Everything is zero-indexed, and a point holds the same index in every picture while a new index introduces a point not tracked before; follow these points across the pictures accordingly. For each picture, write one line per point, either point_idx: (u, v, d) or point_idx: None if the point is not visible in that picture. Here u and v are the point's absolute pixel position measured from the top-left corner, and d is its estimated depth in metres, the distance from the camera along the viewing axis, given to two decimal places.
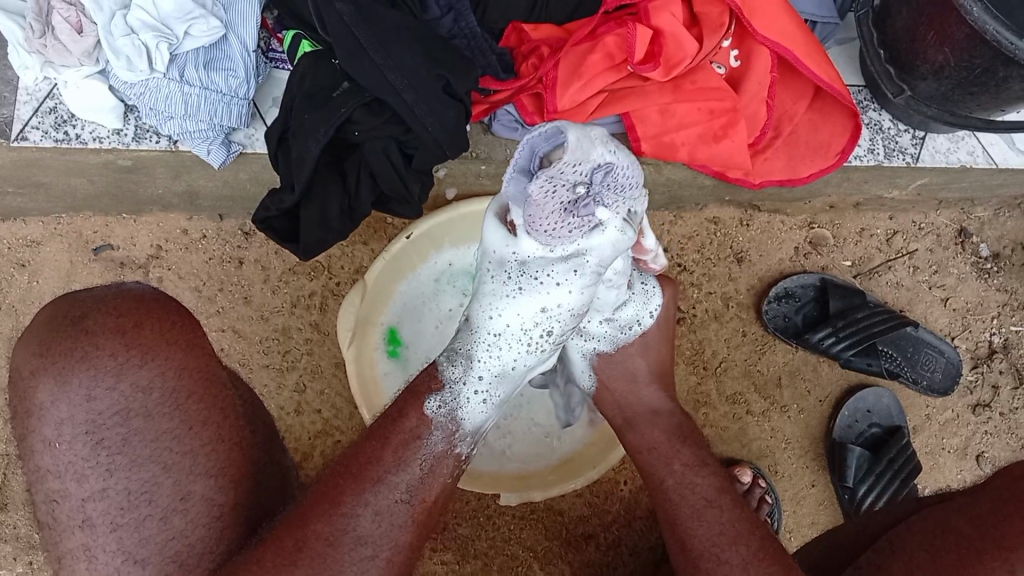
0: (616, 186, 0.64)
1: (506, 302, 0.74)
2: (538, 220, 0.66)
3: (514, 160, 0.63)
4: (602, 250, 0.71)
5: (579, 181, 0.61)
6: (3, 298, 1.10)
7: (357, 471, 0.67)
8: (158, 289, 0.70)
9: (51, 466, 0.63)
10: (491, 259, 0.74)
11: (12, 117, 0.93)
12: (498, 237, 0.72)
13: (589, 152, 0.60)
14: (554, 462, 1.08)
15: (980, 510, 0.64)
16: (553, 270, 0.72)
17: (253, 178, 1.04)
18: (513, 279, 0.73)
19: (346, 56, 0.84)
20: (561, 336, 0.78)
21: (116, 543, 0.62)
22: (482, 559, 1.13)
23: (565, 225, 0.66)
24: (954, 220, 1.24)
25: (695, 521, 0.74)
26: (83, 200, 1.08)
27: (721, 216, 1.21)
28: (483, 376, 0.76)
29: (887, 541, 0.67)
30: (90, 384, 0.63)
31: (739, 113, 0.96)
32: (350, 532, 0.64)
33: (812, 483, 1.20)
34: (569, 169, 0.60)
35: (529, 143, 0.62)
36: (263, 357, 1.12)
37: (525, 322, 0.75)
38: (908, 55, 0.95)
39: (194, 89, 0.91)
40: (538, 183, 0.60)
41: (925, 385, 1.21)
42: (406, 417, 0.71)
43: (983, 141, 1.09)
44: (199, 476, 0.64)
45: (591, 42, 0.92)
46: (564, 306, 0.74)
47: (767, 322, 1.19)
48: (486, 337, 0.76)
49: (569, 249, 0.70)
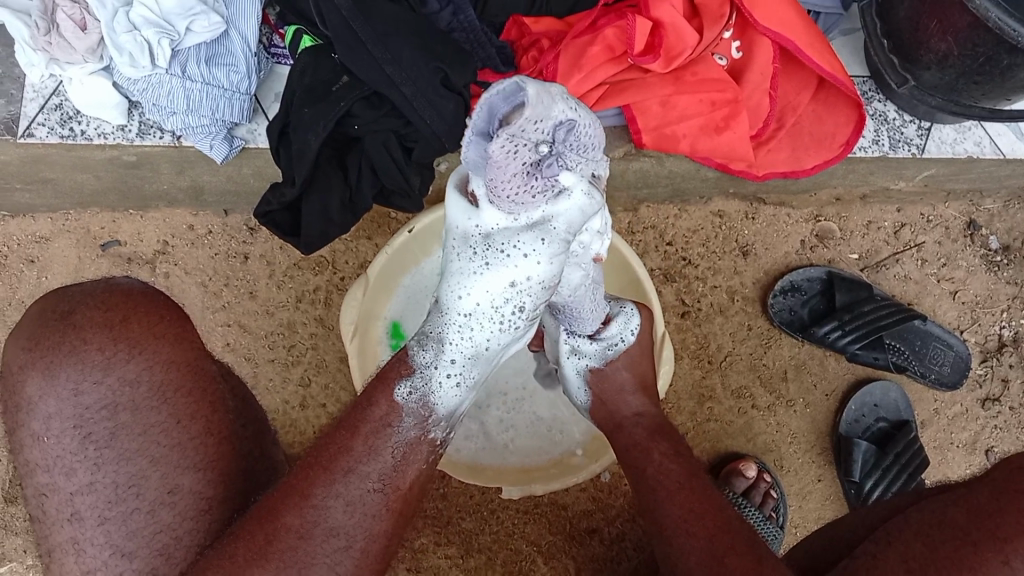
0: (581, 146, 0.58)
1: (474, 278, 0.70)
2: (499, 184, 0.59)
3: (472, 121, 0.55)
4: (570, 215, 0.65)
5: (542, 141, 0.55)
6: (14, 293, 1.12)
7: (328, 462, 0.67)
8: (146, 285, 0.72)
9: (39, 460, 0.65)
10: (455, 236, 0.70)
11: (18, 114, 0.94)
12: (462, 211, 0.68)
13: (551, 107, 0.54)
14: (557, 456, 1.08)
15: (977, 503, 0.63)
16: (519, 240, 0.67)
17: (257, 173, 1.04)
18: (479, 254, 0.69)
19: (345, 50, 0.85)
20: (534, 312, 0.73)
21: (103, 536, 0.63)
22: (486, 553, 1.13)
23: (528, 189, 0.60)
24: (963, 212, 1.23)
25: (670, 501, 0.74)
26: (90, 196, 1.09)
27: (726, 209, 1.20)
28: (455, 359, 0.74)
29: (884, 532, 0.67)
30: (77, 378, 0.65)
31: (741, 105, 0.96)
32: (322, 524, 0.64)
33: (817, 478, 1.19)
34: (531, 126, 0.53)
35: (487, 103, 0.53)
36: (269, 352, 1.13)
37: (494, 299, 0.70)
38: (911, 45, 0.94)
39: (195, 83, 0.92)
40: (499, 143, 0.53)
41: (933, 377, 1.20)
42: (376, 404, 0.71)
43: (990, 131, 1.08)
44: (187, 469, 0.65)
45: (590, 35, 0.92)
46: (533, 279, 0.69)
47: (773, 316, 1.18)
48: (456, 318, 0.73)
49: (533, 216, 0.65)
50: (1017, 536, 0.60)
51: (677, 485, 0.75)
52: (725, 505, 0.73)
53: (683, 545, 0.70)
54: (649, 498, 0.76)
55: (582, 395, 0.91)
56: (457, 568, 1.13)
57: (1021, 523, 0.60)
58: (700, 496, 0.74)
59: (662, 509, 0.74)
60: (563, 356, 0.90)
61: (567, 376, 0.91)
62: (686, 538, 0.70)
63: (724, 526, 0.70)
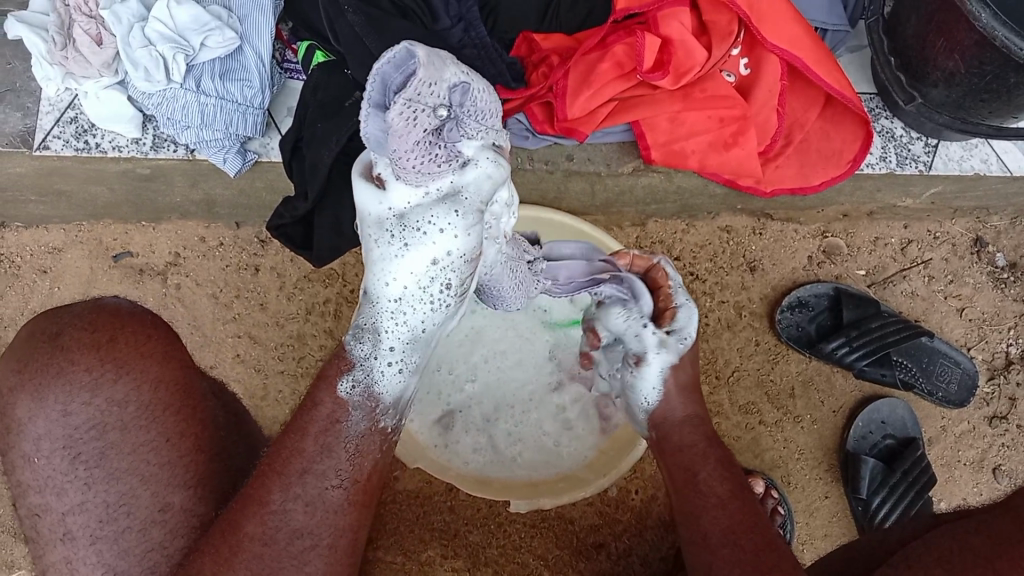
0: (479, 112, 0.61)
1: (397, 262, 0.69)
2: (403, 158, 0.59)
3: (367, 94, 0.55)
4: (479, 186, 0.66)
5: (440, 105, 0.57)
6: (26, 304, 1.12)
7: (281, 466, 0.68)
8: (133, 302, 0.73)
9: (31, 480, 0.66)
10: (370, 225, 0.68)
11: (35, 127, 0.95)
12: (372, 197, 0.67)
13: (442, 70, 0.56)
14: (564, 470, 1.07)
15: (1000, 529, 0.64)
16: (432, 216, 0.66)
17: (269, 186, 1.05)
18: (397, 237, 0.68)
19: (358, 65, 0.87)
20: (464, 288, 0.71)
21: (96, 555, 0.65)
22: (493, 567, 1.13)
23: (431, 158, 0.61)
24: (970, 229, 1.23)
25: (710, 516, 0.76)
26: (104, 207, 1.10)
27: (734, 225, 1.21)
28: (395, 347, 0.72)
29: (901, 556, 0.67)
30: (65, 399, 0.66)
31: (750, 121, 0.97)
32: (284, 528, 0.66)
33: (825, 494, 1.19)
34: (426, 90, 0.55)
35: (380, 74, 0.55)
36: (278, 364, 1.13)
37: (420, 279, 0.69)
38: (919, 62, 0.95)
39: (210, 98, 0.93)
40: (398, 109, 0.54)
41: (940, 396, 1.20)
42: (320, 404, 0.71)
43: (997, 149, 1.08)
44: (177, 488, 0.67)
45: (600, 51, 0.93)
46: (454, 253, 0.68)
47: (780, 331, 1.18)
48: (387, 305, 0.71)
49: (442, 188, 0.65)
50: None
51: (716, 500, 0.77)
52: (766, 524, 0.75)
53: (727, 557, 0.72)
54: (692, 504, 0.77)
55: (651, 395, 0.86)
56: None
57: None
58: (740, 511, 0.76)
59: (701, 520, 0.76)
60: (639, 354, 0.85)
61: (639, 370, 0.86)
62: (730, 551, 0.72)
63: (771, 543, 0.73)
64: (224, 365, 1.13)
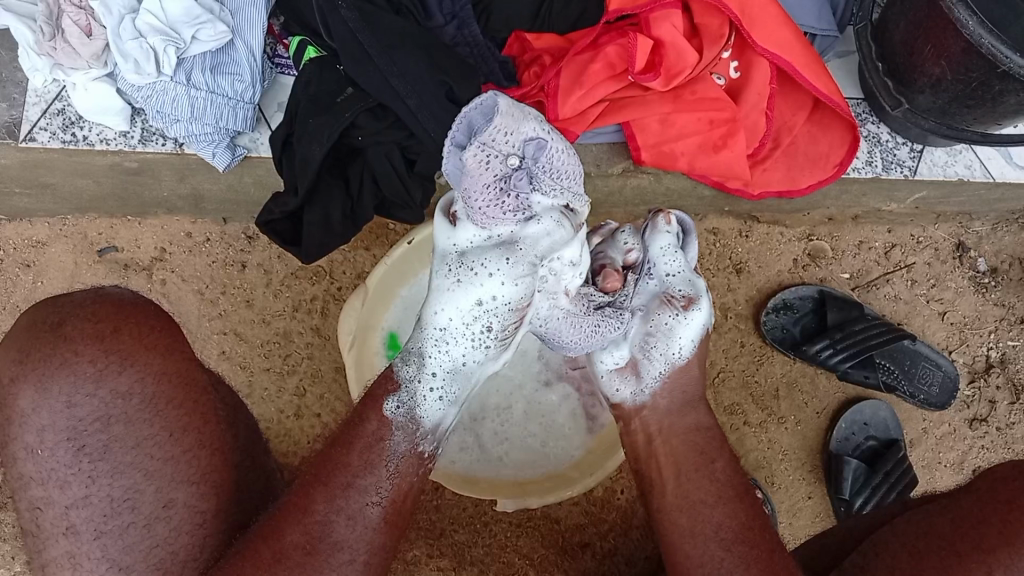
0: (551, 170, 0.71)
1: (447, 295, 0.75)
2: (474, 198, 0.70)
3: (452, 135, 0.69)
4: (536, 240, 0.72)
5: (510, 152, 0.69)
6: (8, 298, 1.11)
7: (325, 478, 0.71)
8: (137, 293, 0.72)
9: (34, 472, 0.65)
10: (437, 257, 0.77)
11: (20, 118, 0.94)
12: (444, 233, 0.76)
13: (518, 124, 0.69)
14: (551, 469, 1.08)
15: (963, 512, 0.70)
16: (486, 260, 0.73)
17: (257, 181, 1.05)
18: (453, 271, 0.75)
19: (351, 61, 0.87)
20: (505, 333, 0.76)
21: (100, 549, 0.64)
22: (478, 566, 1.13)
23: (499, 205, 0.70)
24: (952, 234, 1.25)
25: (723, 508, 0.77)
26: (90, 201, 1.09)
27: (721, 227, 1.22)
28: (436, 372, 0.77)
29: (870, 543, 0.73)
30: (70, 391, 0.65)
31: (739, 124, 0.98)
32: (326, 538, 0.68)
33: (808, 495, 1.20)
34: (500, 138, 0.68)
35: (467, 118, 0.68)
36: (264, 361, 1.13)
37: (464, 316, 0.75)
38: (906, 69, 0.97)
39: (200, 92, 0.92)
40: (473, 149, 0.67)
41: (922, 398, 1.21)
42: (367, 420, 0.75)
43: (980, 155, 1.10)
44: (181, 484, 0.66)
45: (592, 52, 0.94)
46: (499, 299, 0.74)
47: (765, 332, 1.20)
48: (433, 333, 0.77)
49: (503, 235, 0.73)
50: (1000, 547, 0.66)
51: (732, 493, 0.78)
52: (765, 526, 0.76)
53: (744, 554, 0.73)
54: (695, 495, 0.78)
55: (687, 347, 0.88)
56: None
57: (1000, 534, 0.67)
58: (753, 506, 0.78)
59: (711, 512, 0.76)
60: (695, 297, 0.88)
61: (685, 316, 0.87)
62: (746, 548, 0.74)
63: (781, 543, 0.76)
64: (209, 362, 1.12)
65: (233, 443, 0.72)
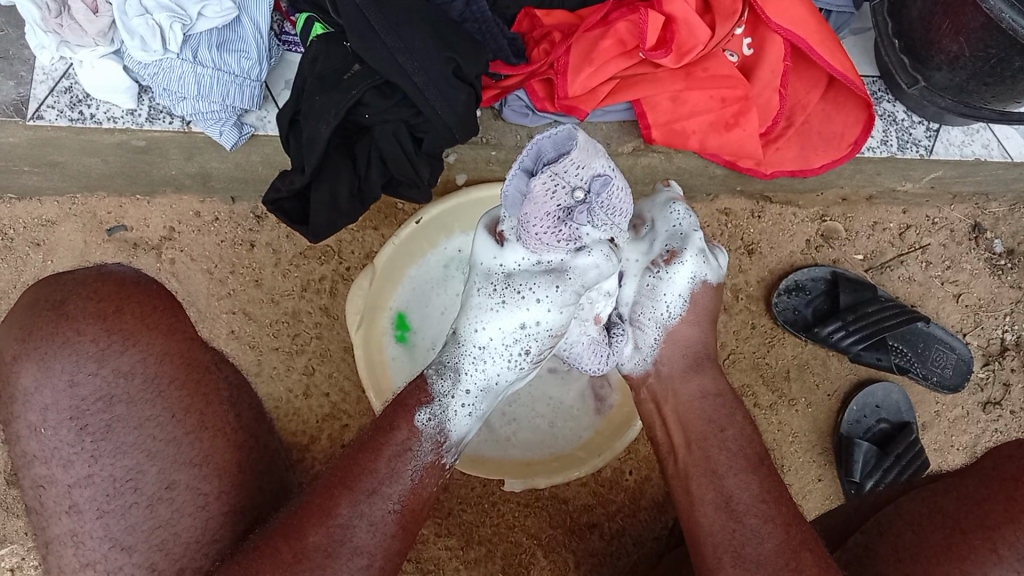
0: (609, 207, 0.72)
1: (490, 315, 0.79)
2: (532, 222, 0.70)
3: (521, 159, 0.67)
4: (585, 272, 0.78)
5: (579, 187, 0.68)
6: (18, 276, 1.11)
7: (351, 482, 0.69)
8: (140, 271, 0.73)
9: (37, 451, 0.65)
10: (479, 273, 0.80)
11: (28, 96, 0.94)
12: (488, 249, 0.79)
13: (592, 159, 0.68)
14: (557, 450, 1.08)
15: (969, 489, 0.69)
16: (535, 285, 0.78)
17: (265, 160, 1.04)
18: (498, 292, 0.79)
19: (357, 39, 0.85)
20: (538, 355, 0.82)
21: (103, 529, 0.64)
22: (486, 545, 1.13)
23: (555, 232, 0.72)
24: (968, 215, 1.23)
25: (735, 479, 0.76)
26: (98, 179, 1.08)
27: (733, 207, 1.20)
28: (470, 390, 0.80)
29: (878, 522, 0.73)
30: (72, 369, 0.66)
31: (751, 102, 0.96)
32: (348, 543, 0.67)
33: (818, 477, 1.19)
34: (573, 170, 0.67)
35: (538, 145, 0.66)
36: (272, 340, 1.13)
37: (506, 336, 0.79)
38: (923, 46, 0.94)
39: (206, 69, 0.92)
40: (543, 178, 0.66)
41: (935, 381, 1.20)
42: (397, 429, 0.74)
43: (998, 134, 1.09)
44: (183, 465, 0.67)
45: (602, 29, 0.92)
46: (542, 324, 0.79)
47: (777, 314, 1.18)
48: (472, 349, 0.80)
49: (553, 262, 0.78)
50: (1005, 524, 0.65)
51: (744, 464, 0.77)
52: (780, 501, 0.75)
53: (755, 527, 0.72)
54: (708, 473, 0.77)
55: (674, 304, 0.89)
56: (456, 559, 1.12)
57: (1007, 514, 0.66)
58: (770, 480, 0.76)
59: (724, 486, 0.76)
60: (679, 253, 0.89)
61: (667, 272, 0.89)
62: (759, 521, 0.72)
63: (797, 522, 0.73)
64: (219, 341, 1.12)
65: (241, 421, 0.72)
